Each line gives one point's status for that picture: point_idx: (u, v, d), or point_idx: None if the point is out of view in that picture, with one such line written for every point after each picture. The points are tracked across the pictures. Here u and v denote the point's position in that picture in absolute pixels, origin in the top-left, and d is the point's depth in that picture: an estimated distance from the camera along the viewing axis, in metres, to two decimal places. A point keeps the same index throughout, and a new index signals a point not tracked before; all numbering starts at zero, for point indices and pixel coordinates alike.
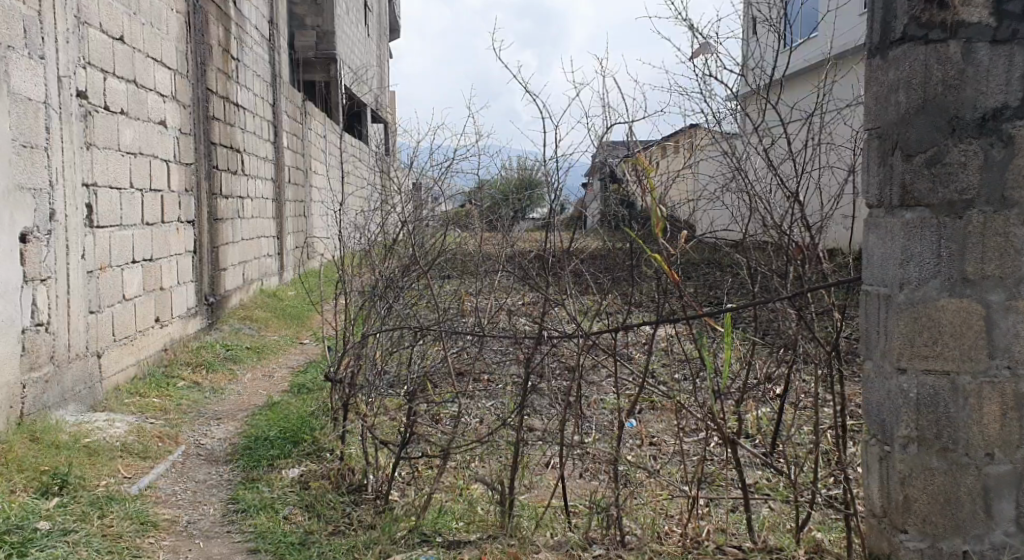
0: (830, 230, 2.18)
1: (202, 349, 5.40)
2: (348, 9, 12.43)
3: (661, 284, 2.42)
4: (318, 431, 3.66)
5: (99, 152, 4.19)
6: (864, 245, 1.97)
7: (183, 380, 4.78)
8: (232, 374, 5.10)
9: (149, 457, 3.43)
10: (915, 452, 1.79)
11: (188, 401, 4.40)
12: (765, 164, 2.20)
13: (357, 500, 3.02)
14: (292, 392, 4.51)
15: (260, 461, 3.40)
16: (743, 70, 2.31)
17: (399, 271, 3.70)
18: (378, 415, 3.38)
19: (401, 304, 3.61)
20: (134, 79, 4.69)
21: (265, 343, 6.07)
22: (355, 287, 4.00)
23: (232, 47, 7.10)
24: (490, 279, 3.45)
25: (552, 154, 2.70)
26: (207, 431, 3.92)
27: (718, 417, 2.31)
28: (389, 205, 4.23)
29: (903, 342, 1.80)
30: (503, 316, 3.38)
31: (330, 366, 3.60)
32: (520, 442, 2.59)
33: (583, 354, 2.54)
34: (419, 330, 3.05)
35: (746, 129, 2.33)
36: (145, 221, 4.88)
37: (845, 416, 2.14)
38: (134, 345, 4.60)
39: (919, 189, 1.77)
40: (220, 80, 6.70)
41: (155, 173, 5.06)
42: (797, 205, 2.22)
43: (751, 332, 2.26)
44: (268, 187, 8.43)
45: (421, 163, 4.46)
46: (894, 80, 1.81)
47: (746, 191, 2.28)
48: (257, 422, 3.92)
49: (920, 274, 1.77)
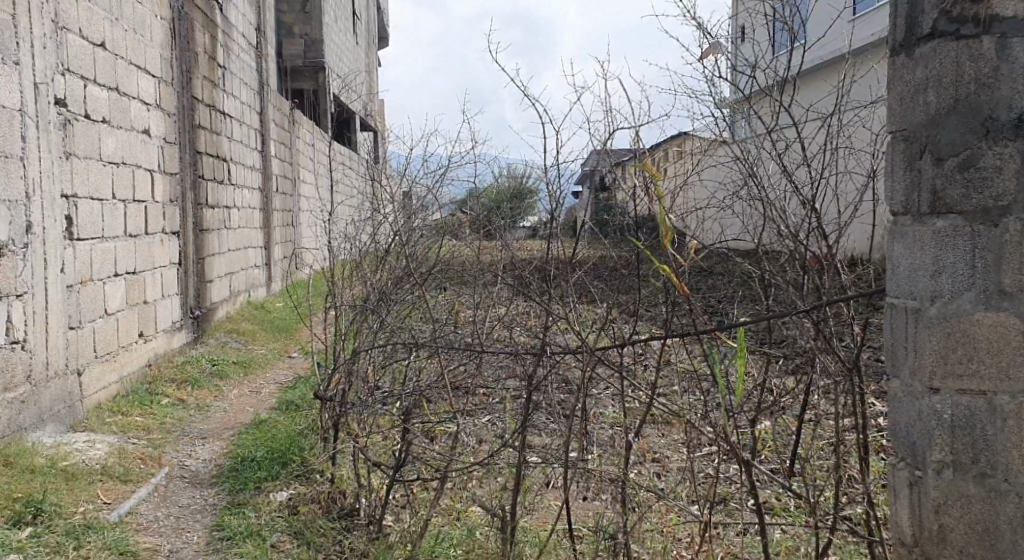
0: (850, 239, 2.06)
1: (187, 364, 5.24)
2: (337, 17, 12.33)
3: (669, 296, 2.30)
4: (308, 451, 3.52)
5: (80, 162, 4.04)
6: (890, 255, 1.86)
7: (167, 398, 4.61)
8: (218, 390, 4.94)
9: (129, 481, 3.24)
10: (951, 477, 1.68)
11: (172, 419, 4.24)
12: (780, 170, 2.08)
13: (349, 526, 2.91)
14: (280, 409, 4.36)
15: (246, 484, 3.25)
16: (755, 71, 2.20)
17: (393, 283, 3.58)
18: (371, 434, 3.25)
19: (394, 318, 3.48)
20: (116, 87, 4.54)
21: (253, 357, 5.92)
22: (346, 300, 3.87)
23: (219, 54, 6.95)
24: (487, 291, 3.32)
25: (553, 160, 2.59)
26: (191, 451, 3.76)
27: (731, 437, 2.19)
28: (380, 215, 4.11)
29: (936, 359, 1.69)
30: (501, 329, 3.25)
31: (320, 383, 3.46)
32: (521, 464, 2.47)
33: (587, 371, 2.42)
34: (414, 345, 2.92)
35: (758, 133, 2.21)
36: (128, 233, 4.72)
37: (867, 436, 2.02)
38: (116, 361, 4.43)
39: (950, 195, 1.66)
40: (207, 88, 6.55)
41: (139, 183, 4.91)
42: (813, 213, 2.11)
43: (767, 347, 2.15)
44: (255, 197, 8.27)
45: (415, 171, 4.40)
46: (922, 80, 1.71)
47: (759, 198, 2.16)
48: (244, 441, 3.77)
49: (953, 287, 1.65)
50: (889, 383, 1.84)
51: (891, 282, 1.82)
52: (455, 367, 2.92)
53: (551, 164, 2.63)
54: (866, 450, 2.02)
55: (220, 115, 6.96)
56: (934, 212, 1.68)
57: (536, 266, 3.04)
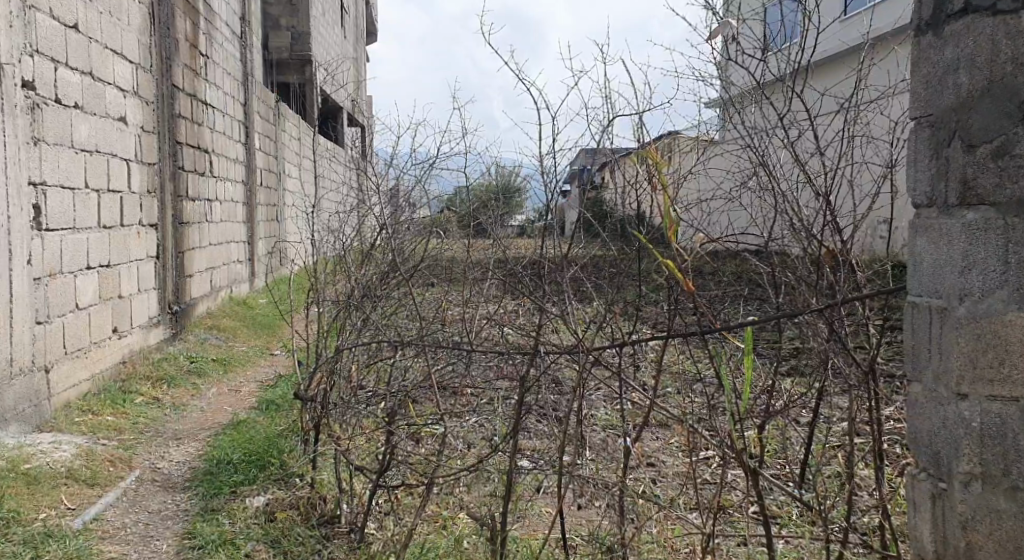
0: (865, 233, 1.94)
1: (163, 361, 5.05)
2: (324, 10, 12.11)
3: (672, 294, 2.16)
4: (287, 454, 3.35)
5: (49, 149, 3.85)
6: (911, 250, 1.73)
7: (141, 396, 4.43)
8: (196, 389, 4.76)
9: (97, 484, 3.07)
10: (979, 491, 1.55)
11: (146, 418, 4.06)
12: (793, 160, 1.95)
13: (329, 535, 2.76)
14: (259, 409, 4.19)
15: (221, 489, 3.08)
16: (767, 54, 2.06)
17: (378, 278, 3.43)
18: (353, 437, 3.09)
19: (379, 315, 3.32)
20: (90, 72, 4.34)
21: (233, 355, 5.73)
22: (329, 296, 3.70)
23: (201, 42, 6.75)
24: (476, 287, 3.18)
25: (549, 149, 2.44)
26: (164, 453, 3.58)
27: (737, 444, 2.05)
28: (366, 208, 3.95)
29: (964, 362, 1.57)
30: (491, 328, 3.10)
31: (300, 383, 3.30)
32: (512, 471, 2.32)
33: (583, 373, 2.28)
34: (400, 343, 2.77)
35: (769, 120, 2.08)
36: (102, 225, 4.53)
37: (883, 445, 1.89)
38: (87, 358, 4.23)
39: (983, 184, 1.53)
40: (188, 77, 6.35)
41: (114, 173, 4.72)
42: (828, 206, 1.97)
43: (776, 349, 2.01)
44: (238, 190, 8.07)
45: (401, 162, 4.24)
46: (952, 60, 1.58)
47: (769, 190, 2.04)
48: (220, 442, 3.60)
49: (985, 284, 1.52)
50: (909, 388, 1.72)
51: (913, 280, 1.70)
52: (442, 367, 2.78)
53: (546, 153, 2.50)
54: (882, 459, 1.89)
55: (201, 105, 6.76)
56: (963, 203, 1.56)
57: (528, 262, 2.90)
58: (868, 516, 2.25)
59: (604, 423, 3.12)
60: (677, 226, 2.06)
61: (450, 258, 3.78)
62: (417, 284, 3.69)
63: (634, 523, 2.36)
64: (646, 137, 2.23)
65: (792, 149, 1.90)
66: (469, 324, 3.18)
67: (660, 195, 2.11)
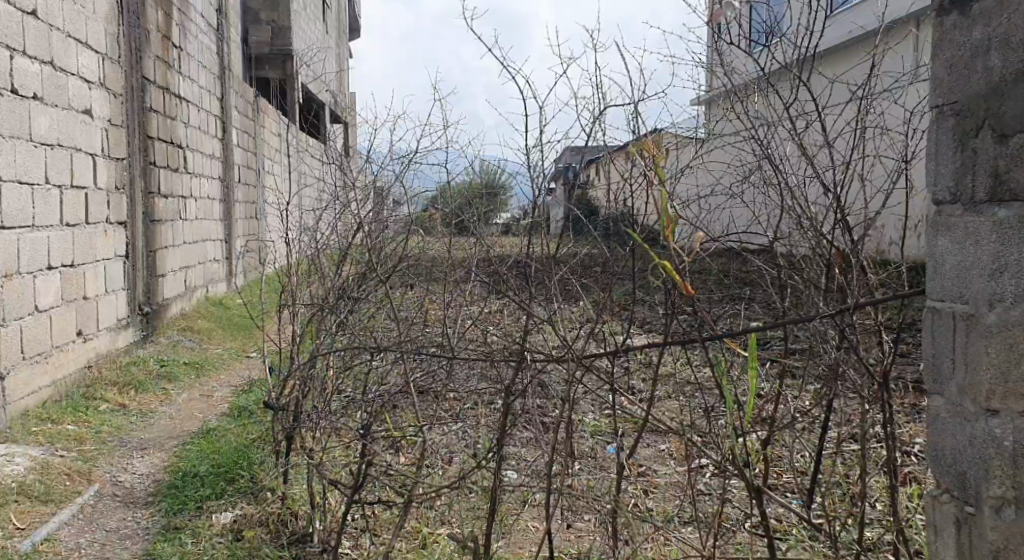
0: (877, 232, 1.80)
1: (133, 365, 4.83)
2: (305, 4, 11.85)
3: (670, 298, 2.00)
4: (258, 466, 3.17)
5: (4, 141, 3.63)
6: (932, 251, 1.58)
7: (106, 403, 4.21)
8: (166, 395, 4.55)
9: (51, 500, 2.88)
10: (1011, 518, 1.40)
11: (110, 427, 3.85)
12: (801, 152, 1.79)
13: (300, 555, 2.58)
14: (231, 417, 4.00)
15: (186, 504, 2.89)
16: (771, 38, 1.90)
17: (356, 280, 3.26)
18: (327, 449, 2.92)
19: (356, 319, 3.14)
20: (51, 62, 4.13)
21: (206, 358, 5.52)
22: (303, 299, 3.52)
23: (174, 33, 6.52)
24: (458, 290, 3.01)
25: (538, 142, 2.27)
26: (128, 464, 3.38)
27: (740, 460, 1.91)
28: (343, 206, 3.76)
29: (994, 375, 1.41)
30: (474, 332, 2.94)
31: (271, 391, 3.12)
32: (495, 489, 2.16)
33: (573, 383, 2.13)
34: (377, 350, 2.59)
35: (775, 110, 1.92)
36: (64, 223, 4.30)
37: (898, 461, 1.75)
38: (48, 363, 4.02)
39: (1016, 177, 1.38)
40: (160, 69, 6.12)
41: (78, 168, 4.49)
42: (839, 204, 1.82)
43: (781, 357, 1.87)
44: (214, 187, 7.83)
45: (381, 159, 4.04)
46: (981, 41, 1.43)
47: (772, 184, 1.90)
48: (188, 453, 3.41)
49: (1019, 287, 1.36)
50: (929, 402, 1.58)
51: (934, 283, 1.55)
52: (422, 375, 2.61)
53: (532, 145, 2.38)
54: (897, 478, 1.74)
55: (175, 99, 6.53)
56: (992, 199, 1.41)
57: (514, 263, 2.74)
58: (879, 536, 2.10)
59: (596, 434, 2.97)
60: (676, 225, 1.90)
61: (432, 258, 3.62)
62: (397, 286, 3.52)
63: (627, 544, 2.20)
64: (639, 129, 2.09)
65: (797, 138, 1.76)
66: (452, 329, 3.02)
67: (656, 190, 1.95)
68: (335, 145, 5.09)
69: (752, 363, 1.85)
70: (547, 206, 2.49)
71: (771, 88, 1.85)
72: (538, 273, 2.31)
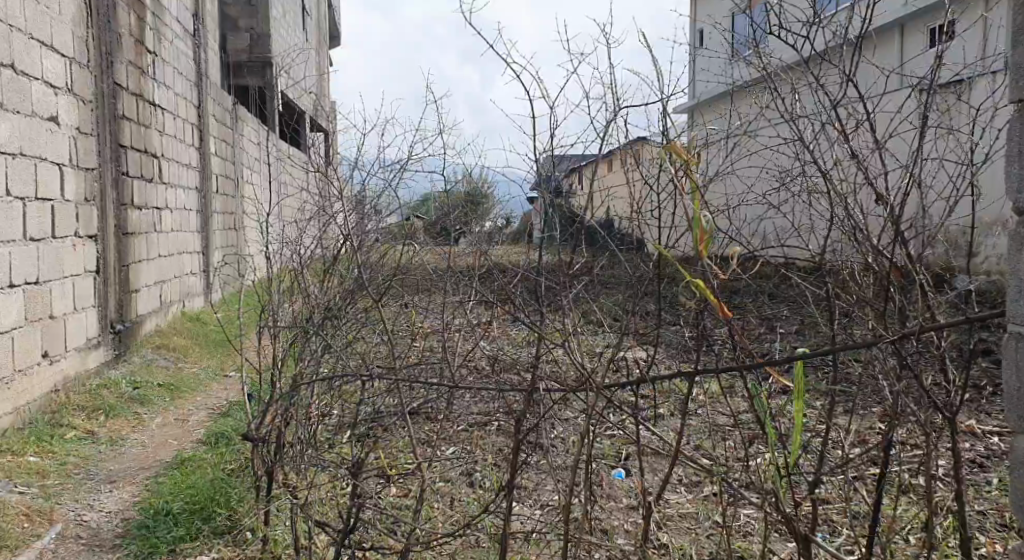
0: (940, 244, 1.60)
1: (102, 388, 4.53)
2: (285, 11, 11.60)
3: (700, 322, 1.79)
4: (238, 502, 2.92)
5: None
6: (1012, 268, 1.38)
7: (73, 431, 3.92)
8: (138, 420, 4.27)
9: (6, 546, 2.59)
10: None
11: (77, 458, 3.56)
12: (853, 154, 1.60)
13: None
14: (209, 445, 3.73)
15: (157, 548, 2.63)
16: (817, 28, 1.70)
17: (344, 298, 3.03)
18: (313, 486, 2.68)
19: (342, 341, 2.91)
20: (12, 65, 3.85)
21: (182, 378, 5.23)
22: (285, 319, 3.27)
23: (148, 38, 6.25)
24: (456, 308, 2.79)
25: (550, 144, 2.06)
26: (95, 500, 3.10)
27: (788, 506, 1.70)
28: (327, 218, 3.52)
29: None
30: (473, 354, 2.72)
31: (251, 421, 2.86)
32: (505, 536, 1.94)
33: (592, 417, 1.91)
34: (369, 377, 2.36)
35: (819, 108, 1.72)
36: (28, 237, 4.01)
37: (968, 503, 1.64)
38: (9, 388, 3.71)
39: None
40: (133, 76, 5.85)
41: (43, 179, 4.20)
42: (895, 213, 1.62)
43: (832, 388, 1.67)
44: (191, 198, 7.53)
45: (367, 165, 3.77)
46: None
47: (817, 192, 1.71)
48: (161, 487, 3.14)
49: None
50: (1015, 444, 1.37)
51: (1018, 305, 1.34)
52: (419, 403, 2.39)
53: (543, 148, 2.22)
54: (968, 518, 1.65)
55: (149, 107, 6.25)
56: None
57: (518, 279, 2.53)
58: None
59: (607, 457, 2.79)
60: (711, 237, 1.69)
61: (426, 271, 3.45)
62: (388, 303, 3.30)
63: None
64: (664, 131, 1.91)
65: (847, 141, 1.58)
66: (449, 351, 2.80)
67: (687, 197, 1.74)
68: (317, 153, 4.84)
69: (799, 393, 1.64)
70: (560, 217, 2.29)
71: (818, 82, 1.65)
72: (553, 293, 2.10)
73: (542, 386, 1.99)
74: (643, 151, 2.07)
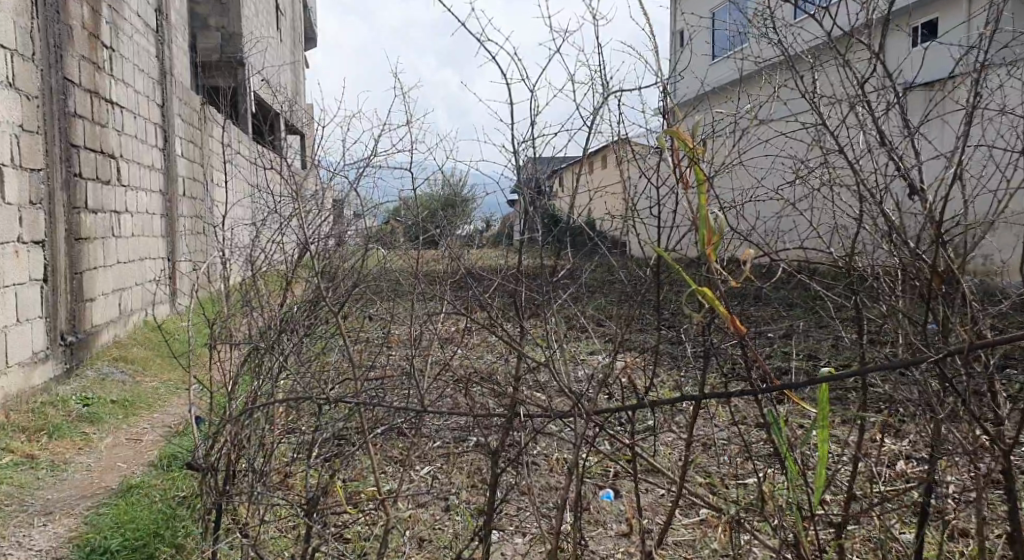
0: (986, 245, 1.37)
1: (48, 405, 4.19)
2: (257, 11, 11.26)
3: (705, 337, 1.55)
4: (184, 537, 2.63)
5: None
6: None
7: (10, 455, 3.58)
8: (87, 440, 3.94)
9: None
10: None
11: (11, 485, 3.24)
12: (883, 141, 1.36)
13: None
14: (160, 468, 3.43)
15: None
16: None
17: (305, 311, 2.76)
18: (264, 521, 2.40)
19: (299, 359, 2.65)
20: None
21: (139, 393, 4.90)
22: (241, 332, 2.99)
23: (104, 32, 5.91)
24: (426, 319, 2.53)
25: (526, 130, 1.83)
26: (25, 534, 2.79)
27: (810, 552, 1.46)
28: (288, 222, 3.24)
29: None
30: (443, 372, 2.47)
31: (198, 449, 2.57)
32: None
33: (577, 449, 1.66)
34: (324, 401, 2.10)
35: (844, 86, 1.48)
36: None
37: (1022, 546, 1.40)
38: None
39: None
40: (86, 71, 5.50)
41: None
42: (932, 211, 1.39)
43: (862, 415, 1.44)
44: (154, 201, 7.18)
45: (337, 168, 3.47)
46: None
47: (840, 182, 1.49)
48: (101, 520, 2.83)
49: None
50: None
51: None
52: (382, 426, 2.18)
53: (524, 138, 2.01)
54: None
55: (106, 105, 5.91)
56: None
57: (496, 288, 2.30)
58: None
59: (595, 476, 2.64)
60: (719, 238, 1.45)
61: (394, 282, 3.23)
62: (356, 314, 3.06)
63: None
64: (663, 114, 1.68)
65: (875, 123, 1.36)
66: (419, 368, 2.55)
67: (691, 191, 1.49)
68: (283, 153, 4.54)
69: (823, 423, 1.41)
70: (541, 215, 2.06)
71: (842, 58, 1.41)
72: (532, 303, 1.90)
73: (522, 413, 1.74)
74: (637, 142, 1.85)
